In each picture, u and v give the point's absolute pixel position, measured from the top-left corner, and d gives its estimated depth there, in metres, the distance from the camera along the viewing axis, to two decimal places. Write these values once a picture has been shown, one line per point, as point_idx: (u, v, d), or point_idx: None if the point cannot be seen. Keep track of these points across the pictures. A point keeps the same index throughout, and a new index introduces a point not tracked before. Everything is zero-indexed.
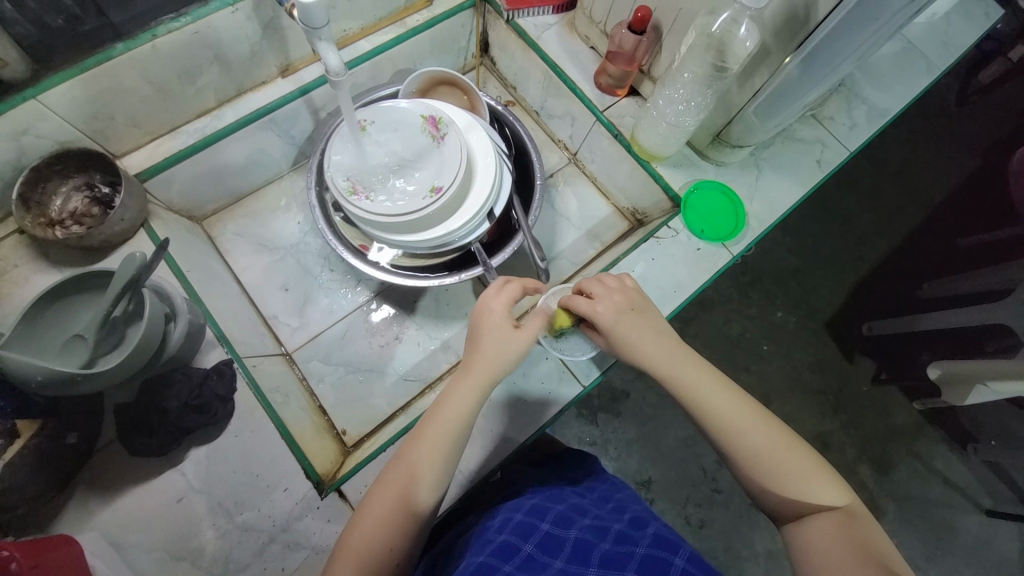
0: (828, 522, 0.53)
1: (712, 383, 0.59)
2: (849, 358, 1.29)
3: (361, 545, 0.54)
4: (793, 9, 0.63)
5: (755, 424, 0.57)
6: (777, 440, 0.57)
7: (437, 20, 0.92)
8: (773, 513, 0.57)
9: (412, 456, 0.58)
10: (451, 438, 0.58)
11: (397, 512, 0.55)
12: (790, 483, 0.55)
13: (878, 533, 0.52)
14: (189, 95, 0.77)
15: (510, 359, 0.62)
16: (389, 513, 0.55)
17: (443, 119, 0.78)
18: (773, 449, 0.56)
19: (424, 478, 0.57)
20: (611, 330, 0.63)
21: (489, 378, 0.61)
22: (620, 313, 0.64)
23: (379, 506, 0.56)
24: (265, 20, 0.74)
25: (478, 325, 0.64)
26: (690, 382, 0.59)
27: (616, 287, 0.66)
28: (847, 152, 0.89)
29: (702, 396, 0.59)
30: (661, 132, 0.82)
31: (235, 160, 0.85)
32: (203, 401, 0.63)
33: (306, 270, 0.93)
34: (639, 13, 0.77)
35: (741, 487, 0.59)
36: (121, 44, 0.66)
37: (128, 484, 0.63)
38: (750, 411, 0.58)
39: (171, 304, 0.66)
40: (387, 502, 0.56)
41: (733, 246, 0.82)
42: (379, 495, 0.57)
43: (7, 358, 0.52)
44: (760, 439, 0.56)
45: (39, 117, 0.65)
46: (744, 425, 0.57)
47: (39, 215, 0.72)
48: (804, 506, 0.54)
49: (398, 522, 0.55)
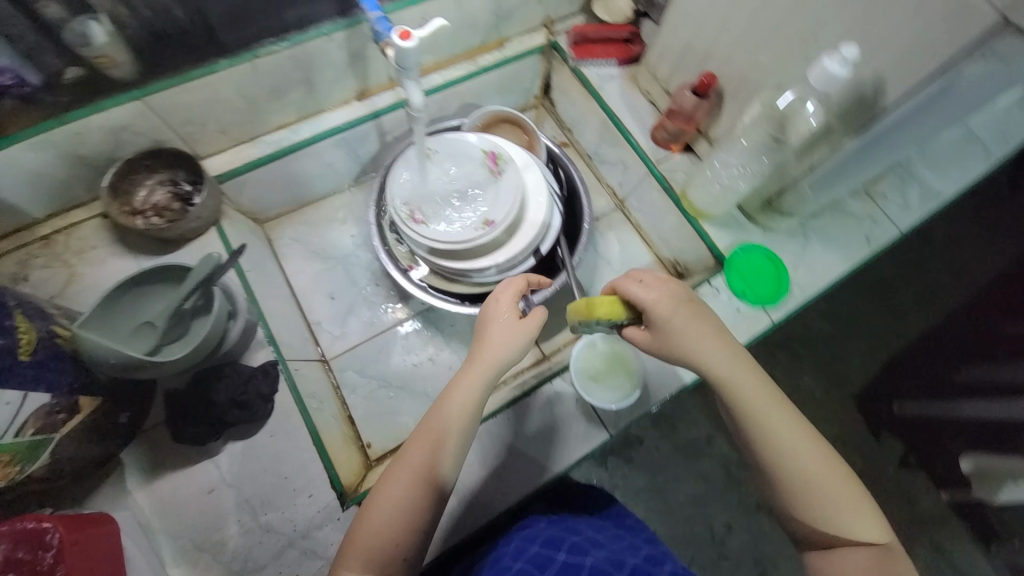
0: (861, 554, 0.55)
1: (768, 400, 0.58)
2: (876, 438, 1.24)
3: (378, 536, 0.54)
4: (859, 93, 0.63)
5: (803, 450, 0.57)
6: (827, 467, 0.57)
7: (506, 62, 0.98)
8: (803, 538, 0.58)
9: (421, 449, 0.57)
10: (460, 424, 0.59)
11: (416, 499, 0.56)
12: (831, 514, 0.55)
13: (905, 568, 0.55)
14: (273, 109, 0.82)
15: (515, 349, 0.63)
16: (401, 509, 0.55)
17: (503, 156, 0.84)
18: (819, 475, 0.56)
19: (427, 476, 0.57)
20: (664, 320, 0.60)
21: (494, 365, 0.61)
22: (674, 303, 0.61)
23: (392, 498, 0.56)
24: (354, 50, 0.80)
25: (486, 317, 0.66)
26: (748, 393, 0.58)
27: (667, 279, 0.63)
28: (897, 231, 0.89)
29: (760, 422, 0.57)
30: (714, 192, 0.84)
31: (304, 172, 0.91)
32: (247, 398, 0.67)
33: (352, 282, 0.96)
34: (704, 79, 0.81)
35: (772, 507, 0.61)
36: (226, 60, 0.71)
37: (164, 470, 0.65)
38: (803, 438, 0.57)
39: (233, 301, 0.71)
40: (400, 494, 0.56)
41: (773, 311, 0.83)
42: (395, 488, 0.56)
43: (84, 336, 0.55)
44: (810, 462, 0.56)
45: (141, 116, 0.71)
46: (797, 448, 0.56)
47: (124, 204, 0.77)
48: (842, 538, 0.55)
49: (415, 509, 0.56)
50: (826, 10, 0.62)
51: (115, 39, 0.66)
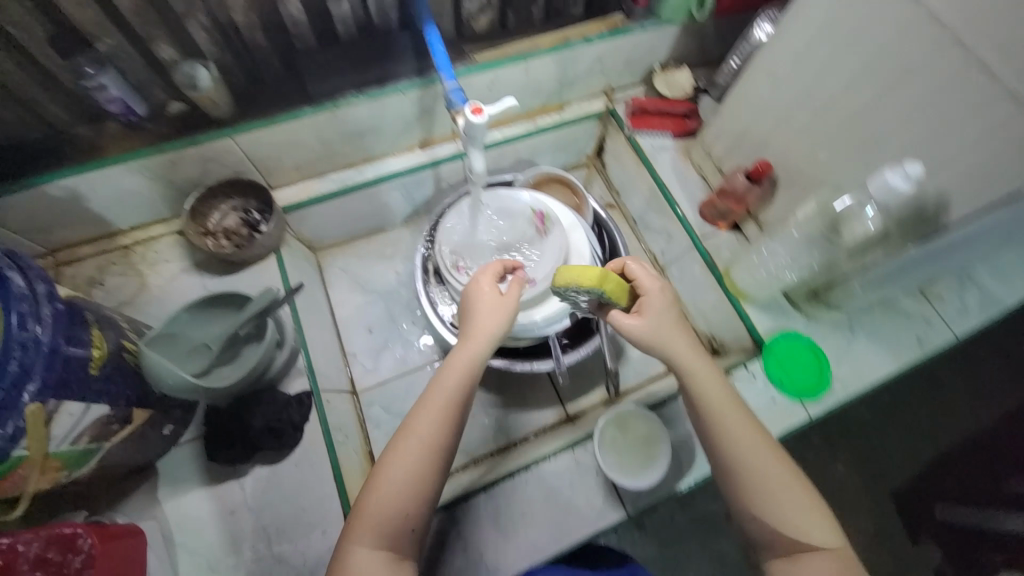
0: (821, 560, 0.54)
1: (727, 401, 0.59)
2: (915, 543, 1.14)
3: (384, 510, 0.54)
4: (922, 205, 0.63)
5: (760, 450, 0.58)
6: (782, 470, 0.57)
7: (563, 124, 1.02)
8: (764, 546, 0.57)
9: (418, 424, 0.57)
10: (460, 399, 0.59)
11: (423, 475, 0.56)
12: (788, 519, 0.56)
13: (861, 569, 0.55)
14: (343, 151, 0.88)
15: (505, 324, 0.63)
16: (405, 483, 0.55)
17: (550, 216, 0.86)
18: (774, 477, 0.57)
19: (428, 449, 0.56)
20: (658, 310, 0.61)
21: (488, 340, 0.61)
22: (664, 296, 0.62)
23: (398, 476, 0.55)
24: (424, 105, 0.85)
25: (472, 298, 0.65)
26: (708, 394, 0.59)
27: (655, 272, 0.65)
28: (953, 336, 0.85)
29: (717, 416, 0.59)
30: (758, 277, 0.84)
31: (361, 208, 0.96)
32: (281, 425, 0.70)
33: (391, 317, 0.99)
34: (759, 166, 0.81)
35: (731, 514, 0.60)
36: (310, 108, 0.78)
37: (193, 485, 0.68)
38: (762, 438, 0.59)
39: (282, 332, 0.75)
40: (404, 469, 0.55)
41: (811, 406, 0.81)
42: (395, 461, 0.56)
43: (150, 358, 0.59)
44: (765, 465, 0.57)
45: (227, 150, 0.77)
46: (752, 450, 0.58)
47: (199, 225, 0.83)
48: (802, 544, 0.55)
49: (423, 481, 0.56)
50: (893, 121, 0.63)
51: (216, 81, 0.70)
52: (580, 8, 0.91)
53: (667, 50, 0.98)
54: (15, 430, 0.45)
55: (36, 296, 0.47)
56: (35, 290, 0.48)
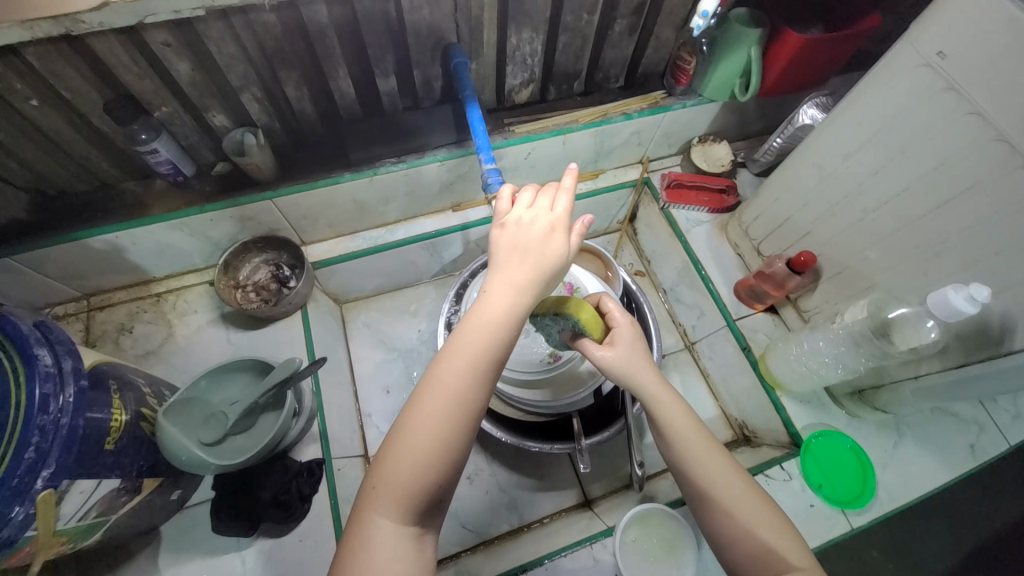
0: None
1: (678, 412, 0.54)
2: None
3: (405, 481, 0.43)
4: (986, 326, 0.63)
5: (712, 454, 0.53)
6: (736, 485, 0.51)
7: (597, 191, 1.01)
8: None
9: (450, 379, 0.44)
10: (503, 342, 0.45)
11: (458, 442, 0.43)
12: (742, 513, 0.50)
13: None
14: (377, 212, 0.89)
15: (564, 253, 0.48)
16: (434, 451, 0.43)
17: (580, 289, 0.83)
18: (730, 493, 0.51)
19: (460, 409, 0.43)
20: (619, 331, 0.58)
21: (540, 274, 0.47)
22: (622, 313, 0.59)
23: (429, 440, 0.43)
24: (459, 172, 0.86)
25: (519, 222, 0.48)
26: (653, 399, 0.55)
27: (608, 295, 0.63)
28: (1008, 446, 0.78)
29: (669, 425, 0.54)
30: (798, 371, 0.78)
31: (389, 265, 0.97)
32: (288, 498, 0.67)
33: (410, 377, 0.97)
34: (802, 257, 0.75)
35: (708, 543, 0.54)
36: (350, 173, 0.79)
37: (194, 554, 0.66)
38: (711, 445, 0.54)
39: (300, 401, 0.72)
40: (439, 431, 0.43)
41: (854, 516, 0.73)
42: (416, 421, 0.43)
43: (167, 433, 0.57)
44: (719, 481, 0.52)
45: (266, 209, 0.79)
46: (703, 462, 0.52)
47: (230, 278, 0.84)
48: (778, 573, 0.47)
49: (454, 447, 0.44)
50: (952, 231, 0.59)
51: (265, 148, 0.72)
52: (619, 83, 0.91)
53: (705, 125, 0.97)
54: (26, 516, 0.44)
55: (62, 374, 0.47)
56: (62, 367, 0.47)
